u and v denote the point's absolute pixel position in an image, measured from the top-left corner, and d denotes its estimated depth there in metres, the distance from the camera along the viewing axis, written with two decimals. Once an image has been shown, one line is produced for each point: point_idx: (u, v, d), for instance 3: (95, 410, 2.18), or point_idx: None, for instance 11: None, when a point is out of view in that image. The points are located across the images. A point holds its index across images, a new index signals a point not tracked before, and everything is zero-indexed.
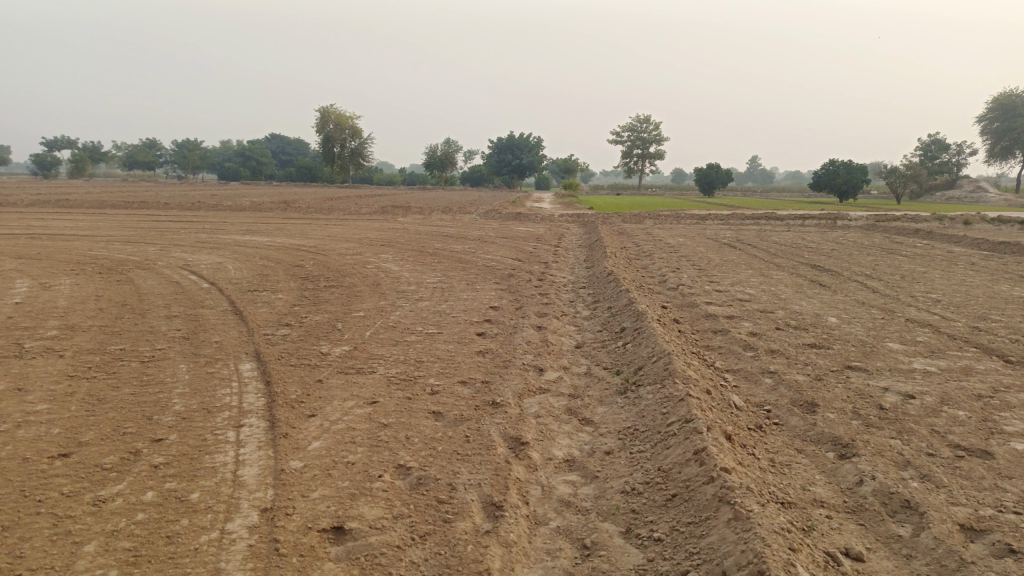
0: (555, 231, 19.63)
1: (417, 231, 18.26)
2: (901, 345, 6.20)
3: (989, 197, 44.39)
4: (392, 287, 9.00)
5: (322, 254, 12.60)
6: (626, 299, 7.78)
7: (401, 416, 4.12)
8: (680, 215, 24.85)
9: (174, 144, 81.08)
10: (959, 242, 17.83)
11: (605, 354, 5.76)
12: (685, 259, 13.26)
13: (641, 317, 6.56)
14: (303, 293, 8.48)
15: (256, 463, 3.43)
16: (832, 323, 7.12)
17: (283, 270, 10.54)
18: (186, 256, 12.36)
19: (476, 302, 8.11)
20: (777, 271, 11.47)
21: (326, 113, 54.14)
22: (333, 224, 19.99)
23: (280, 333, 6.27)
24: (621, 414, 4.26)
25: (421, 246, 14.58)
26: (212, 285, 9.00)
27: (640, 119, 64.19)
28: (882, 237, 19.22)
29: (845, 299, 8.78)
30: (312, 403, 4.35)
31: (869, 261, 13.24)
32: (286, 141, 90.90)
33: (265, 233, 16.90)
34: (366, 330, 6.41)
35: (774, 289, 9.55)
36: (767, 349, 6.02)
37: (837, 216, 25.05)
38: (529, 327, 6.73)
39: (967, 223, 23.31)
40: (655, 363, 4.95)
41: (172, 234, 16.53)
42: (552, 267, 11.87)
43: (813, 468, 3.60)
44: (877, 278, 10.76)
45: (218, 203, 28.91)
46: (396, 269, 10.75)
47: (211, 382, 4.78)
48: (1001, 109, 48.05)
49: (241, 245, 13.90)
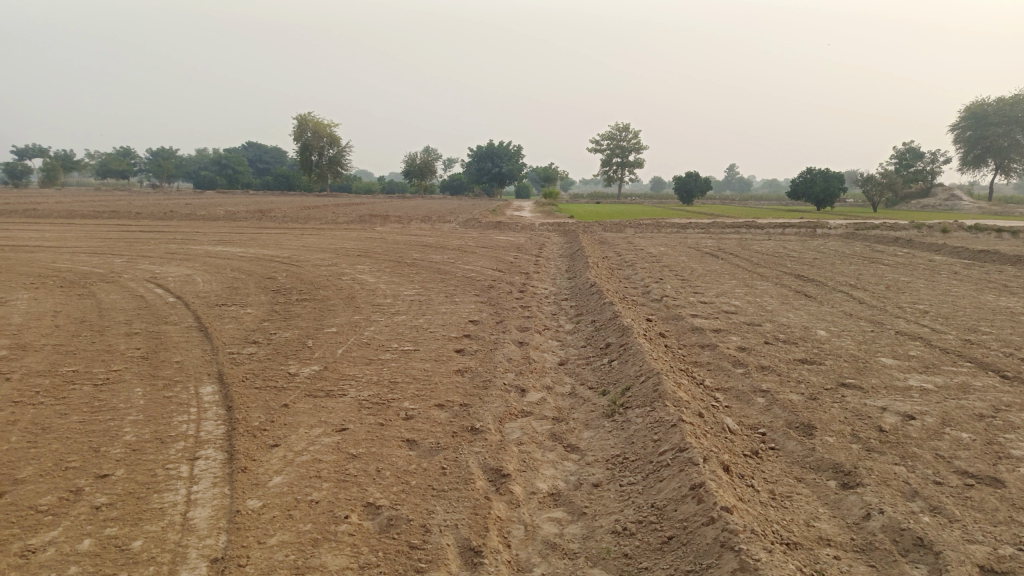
0: (536, 241, 19.37)
1: (395, 241, 17.91)
2: (894, 361, 5.99)
3: (963, 205, 44.88)
4: (368, 301, 8.67)
5: (296, 266, 12.23)
6: (609, 313, 7.52)
7: (372, 445, 3.82)
8: (661, 224, 24.74)
9: (150, 152, 80.09)
10: (939, 251, 17.82)
11: (590, 372, 5.49)
12: (667, 268, 13.07)
13: (627, 332, 6.29)
14: (274, 307, 8.13)
15: (209, 504, 3.11)
16: (821, 337, 6.90)
17: (254, 282, 10.17)
18: (154, 268, 11.94)
19: (454, 316, 7.82)
20: (761, 282, 11.30)
21: (304, 120, 53.66)
22: (309, 234, 19.57)
23: (246, 352, 5.93)
24: (608, 440, 3.99)
25: (400, 256, 14.27)
26: (179, 300, 8.61)
27: (620, 127, 64.35)
28: (863, 245, 19.19)
29: (832, 310, 8.59)
30: (276, 431, 4.02)
31: (852, 270, 13.11)
32: (264, 149, 90.12)
33: (238, 243, 16.48)
34: (339, 347, 6.09)
35: (759, 300, 9.35)
36: (757, 366, 5.78)
37: (816, 224, 25.06)
38: (510, 343, 6.44)
39: (945, 232, 23.42)
40: (643, 383, 4.69)
41: (142, 244, 16.06)
42: (533, 277, 11.60)
43: (816, 500, 3.35)
44: (862, 289, 10.61)
45: (192, 212, 28.34)
46: (372, 281, 10.42)
47: (167, 409, 4.44)
48: (973, 118, 48.70)
49: (213, 257, 13.49)
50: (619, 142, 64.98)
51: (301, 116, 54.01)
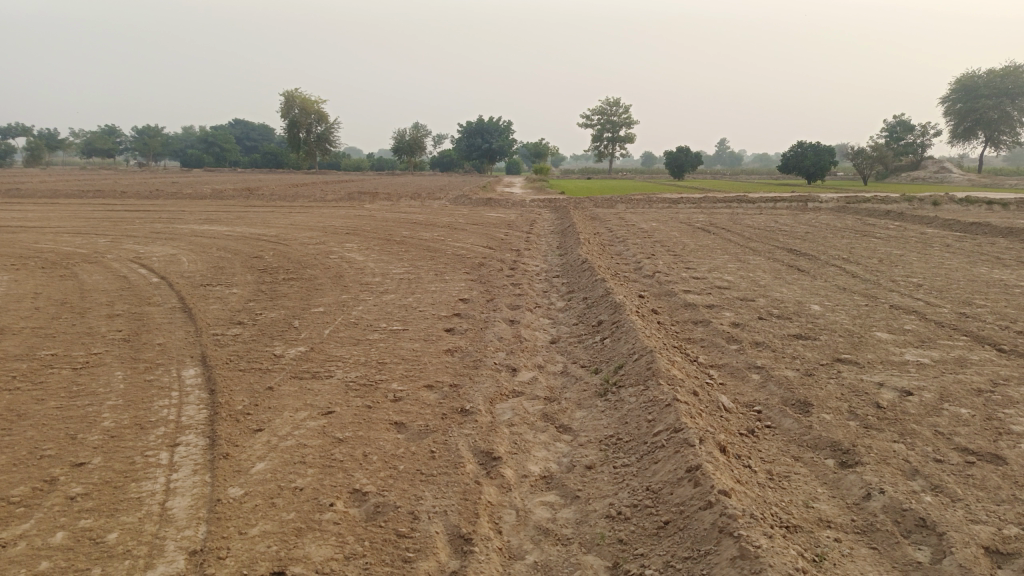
0: (526, 217, 19.20)
1: (384, 218, 17.72)
2: (889, 335, 5.92)
3: (953, 177, 44.89)
4: (356, 280, 8.53)
5: (283, 244, 12.05)
6: (601, 289, 7.42)
7: (358, 428, 3.71)
8: (653, 199, 24.59)
9: (135, 130, 79.15)
10: (930, 223, 17.76)
11: (582, 350, 5.39)
12: (659, 244, 12.96)
13: (619, 309, 6.19)
14: (260, 287, 7.99)
15: (189, 492, 3.00)
16: (815, 312, 6.82)
17: (240, 261, 10.00)
18: (138, 247, 11.74)
19: (444, 294, 7.69)
20: (753, 256, 11.21)
21: (291, 96, 53.01)
22: (298, 212, 19.32)
23: (231, 333, 5.80)
24: (601, 420, 3.89)
25: (388, 234, 14.12)
26: (163, 280, 8.44)
27: (610, 102, 63.87)
28: (854, 219, 19.12)
29: (826, 284, 8.52)
30: (260, 416, 3.90)
31: (844, 244, 13.04)
32: (251, 127, 89.09)
33: (224, 222, 16.25)
34: (325, 327, 5.96)
35: (752, 275, 9.26)
36: (751, 342, 5.69)
37: (807, 198, 24.97)
38: (501, 321, 6.33)
39: (936, 205, 23.37)
40: (636, 362, 4.59)
41: (127, 224, 15.81)
42: (524, 254, 11.48)
43: (815, 480, 3.27)
44: (855, 262, 10.53)
45: (179, 191, 27.96)
46: (360, 259, 10.28)
47: (148, 393, 4.31)
48: (964, 91, 48.54)
49: (199, 236, 13.28)
50: (610, 117, 64.53)
51: (288, 93, 53.34)
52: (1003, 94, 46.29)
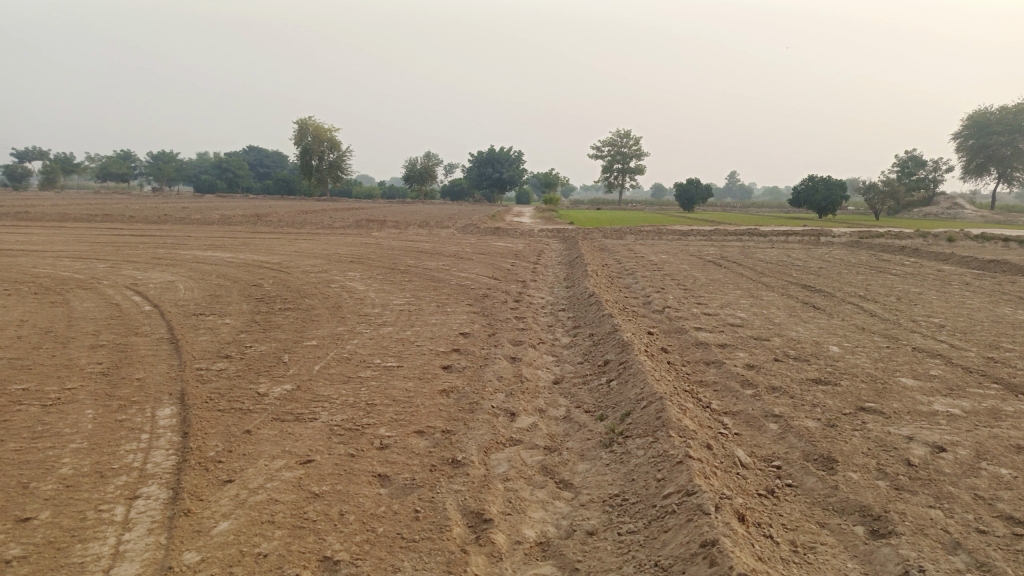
0: (534, 247, 18.96)
1: (390, 246, 17.50)
2: (915, 381, 5.55)
3: (966, 213, 44.51)
4: (354, 311, 8.22)
5: (284, 272, 11.81)
6: (608, 325, 7.09)
7: (337, 481, 3.38)
8: (662, 231, 24.35)
9: (150, 156, 79.99)
10: (947, 260, 17.38)
11: (587, 393, 5.04)
12: (669, 277, 12.65)
13: (627, 348, 5.84)
14: (253, 317, 7.70)
15: (139, 558, 2.67)
16: (834, 354, 6.45)
17: (238, 290, 9.75)
18: (137, 273, 11.53)
19: (444, 327, 7.38)
20: (767, 292, 10.87)
21: (304, 124, 53.48)
22: (303, 239, 19.16)
23: (215, 368, 5.49)
24: (605, 476, 3.54)
25: (393, 263, 13.88)
26: (155, 308, 8.18)
27: (621, 133, 64.07)
28: (868, 254, 18.78)
29: (843, 324, 8.15)
30: (232, 464, 3.58)
31: (860, 280, 12.69)
32: (264, 153, 89.92)
33: (228, 248, 16.06)
34: (316, 363, 5.64)
35: (766, 312, 8.91)
36: (768, 387, 5.33)
37: (819, 232, 24.63)
38: (501, 359, 6.00)
39: (951, 241, 23.02)
40: (645, 409, 4.24)
41: (130, 248, 15.66)
42: (529, 286, 11.19)
43: (844, 552, 2.90)
44: (872, 300, 10.16)
45: (187, 216, 27.91)
46: (361, 289, 10.00)
47: (115, 436, 3.99)
48: (976, 127, 48.35)
49: (200, 262, 13.07)
50: (620, 148, 64.67)
51: (302, 120, 53.72)
52: (1016, 131, 46.03)
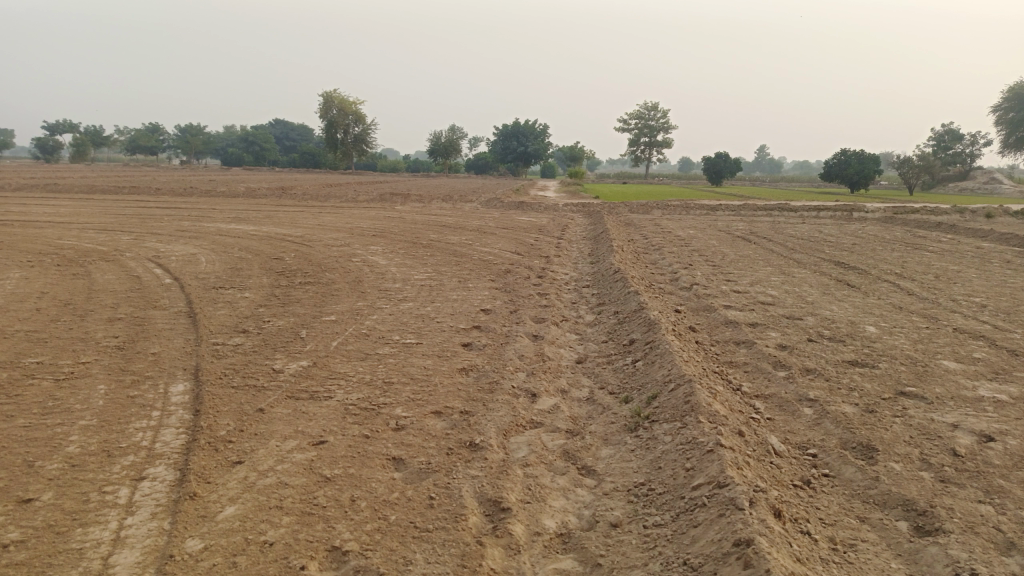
0: (558, 221, 18.69)
1: (413, 220, 17.34)
2: (958, 364, 5.28)
3: (1004, 188, 43.27)
4: (374, 285, 8.08)
5: (306, 246, 11.70)
6: (634, 303, 6.88)
7: (349, 464, 3.23)
8: (690, 205, 23.93)
9: (179, 129, 80.60)
10: (986, 236, 16.84)
11: (611, 374, 4.85)
12: (696, 253, 12.37)
13: (654, 327, 5.63)
14: (273, 291, 7.59)
15: (141, 545, 2.56)
16: (871, 335, 6.18)
17: (259, 263, 9.66)
18: (160, 246, 11.51)
19: (465, 303, 7.21)
20: (798, 269, 10.56)
21: (329, 97, 53.14)
22: (327, 212, 19.09)
23: (232, 343, 5.38)
24: (630, 462, 3.37)
25: (416, 237, 13.73)
26: (175, 281, 8.12)
27: (648, 106, 63.07)
28: (902, 230, 18.25)
29: (879, 303, 7.85)
30: (242, 444, 3.45)
31: (895, 257, 12.29)
32: (290, 127, 90.09)
33: (252, 221, 16.04)
34: (333, 339, 5.51)
35: (798, 289, 8.62)
36: (802, 369, 5.09)
37: (852, 207, 24.03)
38: (523, 337, 5.82)
39: (989, 217, 22.34)
40: (673, 392, 4.04)
41: (155, 221, 15.70)
42: (553, 261, 10.98)
43: (887, 551, 2.70)
44: (909, 278, 9.81)
45: (213, 189, 27.96)
46: (383, 264, 9.85)
47: (125, 413, 3.89)
48: (1016, 99, 46.75)
49: (223, 235, 13.04)
50: (647, 121, 63.67)
51: (325, 94, 53.30)
52: None
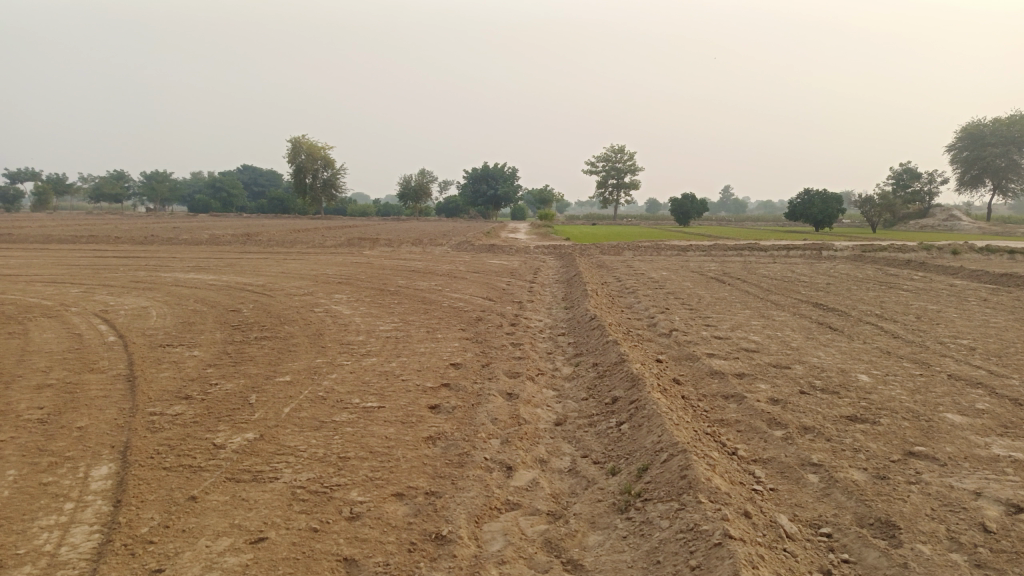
0: (530, 264, 18.36)
1: (381, 266, 16.89)
2: (964, 418, 4.92)
3: (964, 225, 44.17)
4: (335, 339, 7.55)
5: (267, 296, 11.15)
6: (615, 353, 6.45)
7: (291, 571, 2.72)
8: (661, 246, 23.79)
9: (144, 176, 79.68)
10: (957, 274, 16.84)
11: (595, 439, 4.39)
12: (672, 296, 12.06)
13: (638, 384, 5.19)
14: (225, 348, 7.03)
15: None
16: (865, 385, 5.83)
17: (214, 316, 9.08)
18: (109, 299, 10.87)
19: (433, 357, 6.71)
20: (777, 311, 10.26)
21: (298, 142, 53.00)
22: (291, 259, 18.55)
23: (170, 413, 4.81)
24: (623, 554, 2.90)
25: (383, 283, 13.26)
26: (120, 339, 7.51)
27: (615, 148, 63.78)
28: (874, 268, 18.19)
29: (866, 348, 7.53)
30: (164, 546, 2.91)
31: (873, 297, 12.09)
32: (258, 173, 89.60)
33: (212, 270, 15.43)
34: (285, 405, 4.98)
35: (781, 334, 8.28)
36: (800, 427, 4.68)
37: (822, 246, 24.09)
38: (496, 395, 5.34)
39: (955, 254, 22.53)
40: (665, 464, 3.60)
41: (108, 271, 15.00)
42: (526, 307, 10.56)
43: None
44: (891, 319, 9.56)
45: (176, 236, 27.28)
46: (347, 314, 9.35)
47: (31, 507, 3.31)
48: (969, 138, 48.07)
49: (179, 286, 12.42)
50: (615, 163, 64.32)
51: (295, 138, 53.38)
52: (1010, 142, 45.81)
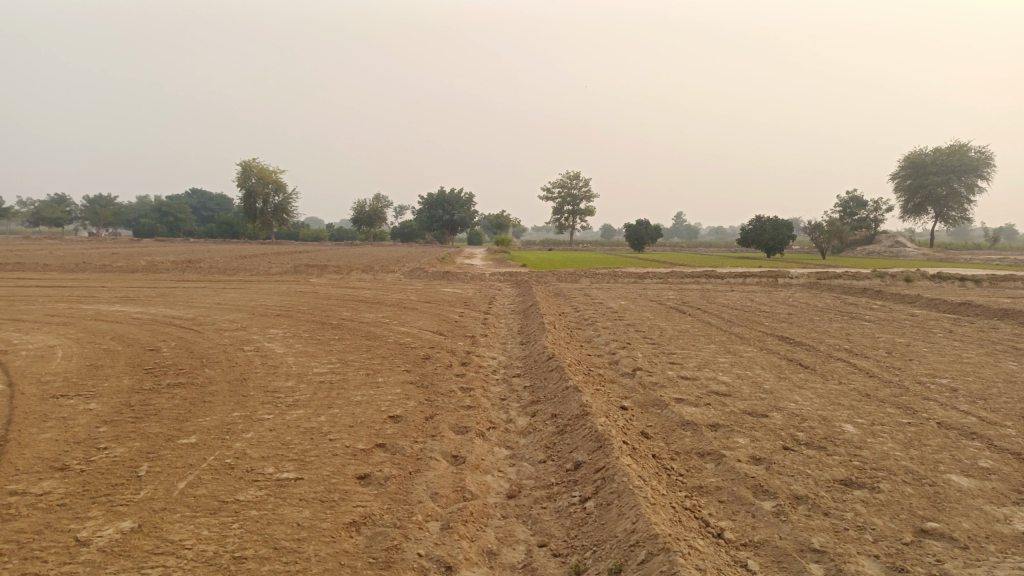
0: (484, 293, 17.61)
1: (326, 295, 15.94)
2: (972, 480, 4.34)
3: (909, 251, 45.06)
4: (260, 386, 6.67)
5: (194, 332, 10.14)
6: (575, 403, 5.74)
7: None
8: (618, 273, 23.32)
9: (87, 201, 76.84)
10: (915, 302, 16.70)
11: (555, 521, 3.66)
12: (633, 328, 11.47)
13: (603, 447, 4.48)
14: (129, 399, 6.08)
15: None
16: (853, 438, 5.22)
17: (128, 358, 8.09)
18: (13, 336, 9.73)
19: (369, 408, 5.90)
20: (743, 346, 9.72)
21: (248, 165, 51.44)
22: (231, 288, 17.45)
23: (33, 493, 3.89)
24: None
25: (325, 316, 12.34)
26: (7, 388, 6.48)
27: (571, 175, 63.90)
28: (832, 297, 17.99)
29: (844, 389, 6.97)
30: None
31: (838, 329, 11.66)
32: (206, 198, 87.46)
33: (141, 301, 14.26)
34: (182, 479, 4.12)
35: (752, 374, 7.69)
36: (791, 496, 4.03)
37: (778, 273, 23.86)
38: (438, 459, 4.56)
39: (909, 282, 22.62)
40: (644, 569, 2.90)
41: (23, 303, 13.74)
42: (479, 343, 9.81)
43: None
44: (862, 355, 9.07)
45: (110, 262, 25.73)
46: (280, 354, 8.45)
47: None
48: (912, 167, 49.20)
49: (98, 320, 11.30)
50: (570, 190, 64.34)
51: (245, 163, 51.72)
52: (951, 171, 47.03)
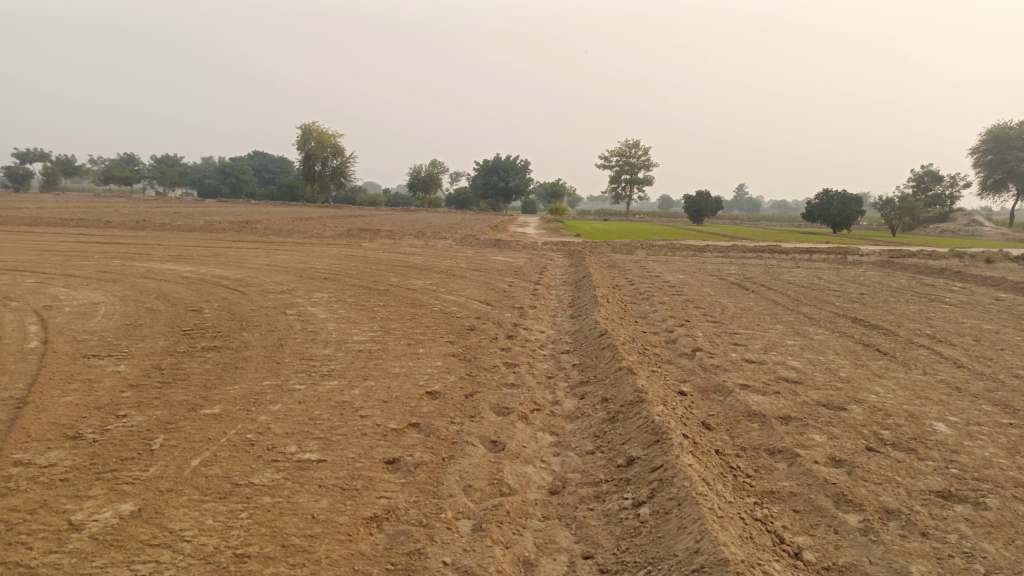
0: (537, 263, 17.11)
1: (376, 260, 15.68)
2: None
3: (987, 231, 42.56)
4: (296, 353, 6.35)
5: (238, 293, 9.93)
6: (629, 387, 5.23)
7: None
8: (676, 245, 22.46)
9: (155, 161, 79.02)
10: (999, 285, 15.49)
11: (604, 528, 3.18)
12: (692, 304, 10.83)
13: (661, 442, 3.98)
14: (159, 363, 5.82)
15: None
16: (947, 440, 4.57)
17: (168, 318, 7.90)
18: (62, 291, 9.69)
19: (406, 382, 5.50)
20: (813, 328, 8.99)
21: (308, 128, 51.78)
22: (282, 250, 17.35)
23: (37, 464, 3.61)
24: None
25: (372, 281, 12.03)
26: (42, 346, 6.30)
27: (630, 144, 62.34)
28: (908, 276, 16.86)
29: (931, 382, 6.24)
30: None
31: (918, 313, 10.76)
32: (268, 160, 88.77)
33: (192, 260, 14.23)
34: (196, 456, 3.78)
35: (825, 360, 7.01)
36: (880, 510, 3.46)
37: (846, 249, 22.60)
38: (476, 445, 4.13)
39: (991, 263, 21.15)
40: None
41: (79, 259, 13.84)
42: (528, 315, 9.34)
43: None
44: (947, 343, 8.25)
45: (170, 221, 26.02)
46: (321, 319, 8.13)
47: None
48: (994, 142, 46.14)
49: (146, 279, 11.20)
50: (629, 159, 62.88)
51: (305, 126, 52.02)
52: None
